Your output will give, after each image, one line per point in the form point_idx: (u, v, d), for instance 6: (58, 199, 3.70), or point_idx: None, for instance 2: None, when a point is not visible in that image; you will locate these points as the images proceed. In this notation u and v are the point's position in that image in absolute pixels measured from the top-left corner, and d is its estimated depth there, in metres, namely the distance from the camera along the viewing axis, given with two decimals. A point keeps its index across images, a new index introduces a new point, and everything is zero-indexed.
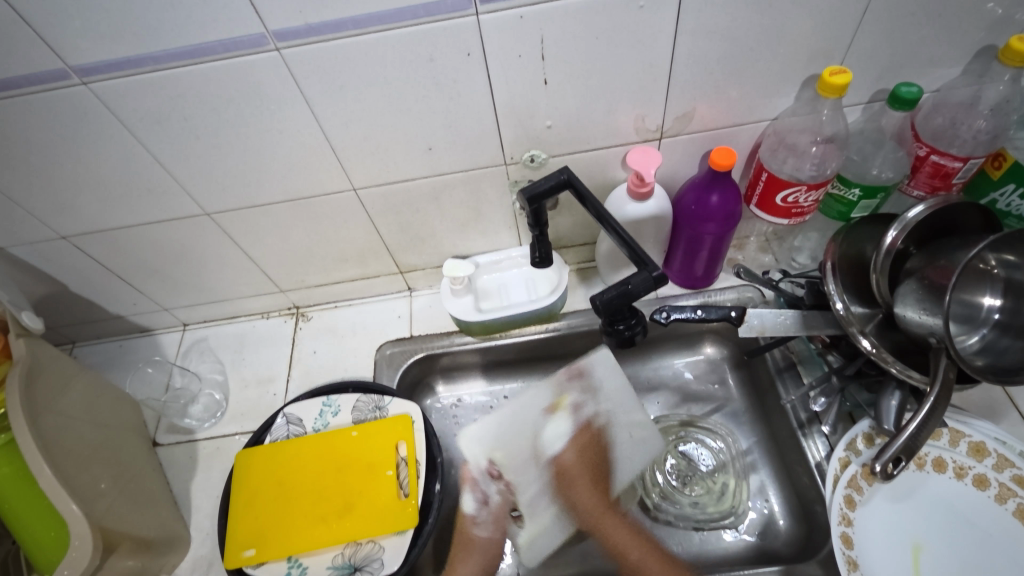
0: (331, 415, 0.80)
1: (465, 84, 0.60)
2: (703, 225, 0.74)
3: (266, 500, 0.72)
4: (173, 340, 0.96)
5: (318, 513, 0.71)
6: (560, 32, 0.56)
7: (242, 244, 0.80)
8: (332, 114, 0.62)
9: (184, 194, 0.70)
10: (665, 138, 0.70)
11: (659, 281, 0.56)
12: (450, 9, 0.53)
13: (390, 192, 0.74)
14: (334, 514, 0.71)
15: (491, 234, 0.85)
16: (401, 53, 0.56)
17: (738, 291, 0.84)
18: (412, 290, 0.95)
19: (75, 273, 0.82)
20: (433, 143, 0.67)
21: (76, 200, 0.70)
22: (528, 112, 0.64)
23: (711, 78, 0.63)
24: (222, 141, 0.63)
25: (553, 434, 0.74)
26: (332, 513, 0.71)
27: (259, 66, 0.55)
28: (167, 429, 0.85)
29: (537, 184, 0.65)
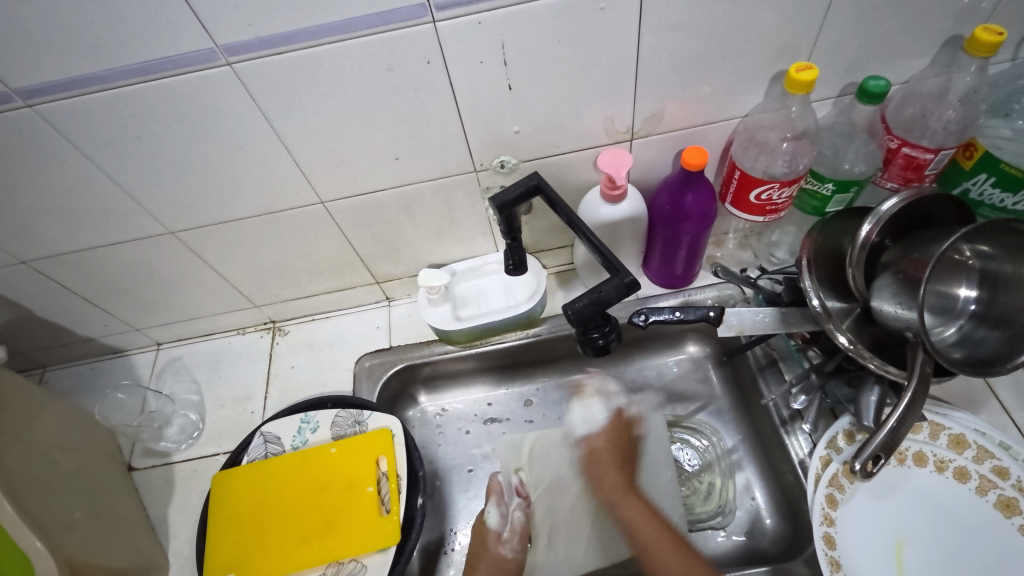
0: (310, 432, 0.78)
1: (428, 91, 0.58)
2: (680, 225, 0.74)
3: (245, 524, 0.71)
4: (147, 360, 0.93)
5: (299, 534, 0.70)
6: (522, 37, 0.55)
7: (211, 261, 0.78)
8: (292, 128, 0.60)
9: (146, 214, 0.68)
10: (636, 139, 0.69)
11: (631, 287, 0.55)
12: (406, 17, 0.51)
13: (360, 203, 0.72)
14: (315, 534, 0.69)
15: (467, 241, 0.84)
16: (358, 63, 0.54)
17: (718, 288, 0.84)
18: (390, 299, 0.93)
19: (39, 297, 0.80)
20: (399, 153, 0.66)
21: (33, 224, 0.67)
22: (495, 118, 0.63)
23: (678, 77, 0.62)
24: (180, 159, 0.61)
25: (580, 417, 0.82)
26: (314, 533, 0.70)
27: (211, 82, 0.54)
28: (143, 453, 0.83)
29: (507, 190, 0.64)
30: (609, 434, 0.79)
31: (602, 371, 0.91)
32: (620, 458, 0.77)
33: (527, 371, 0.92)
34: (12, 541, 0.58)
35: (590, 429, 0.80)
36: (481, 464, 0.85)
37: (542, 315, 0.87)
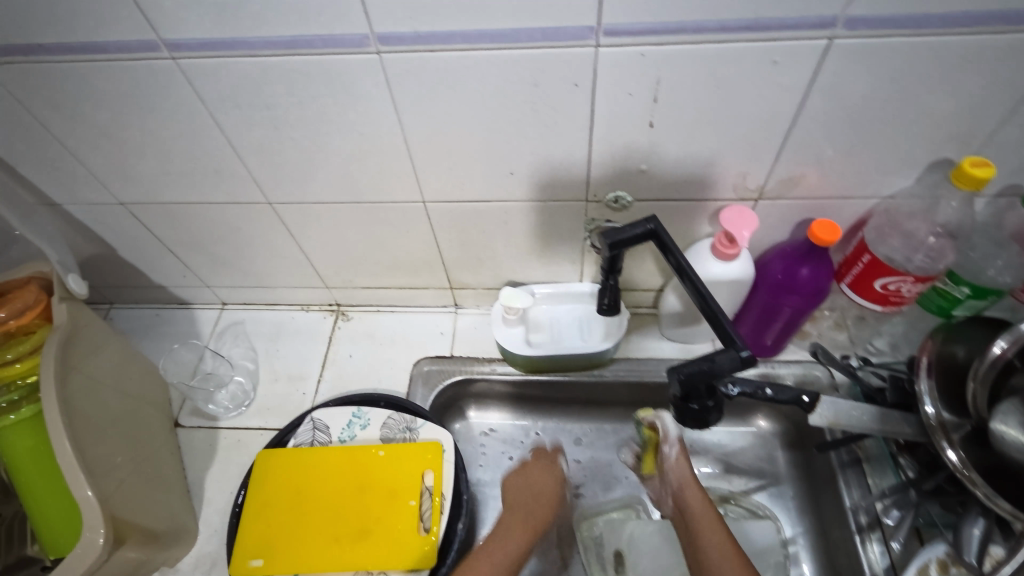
0: (359, 428, 0.76)
1: (566, 115, 0.56)
2: (786, 296, 0.69)
3: (282, 509, 0.69)
4: (209, 318, 0.93)
5: (332, 533, 0.67)
6: (681, 78, 0.51)
7: (297, 237, 0.77)
8: (418, 126, 0.58)
9: (251, 180, 0.67)
10: (762, 199, 0.65)
11: (746, 363, 0.50)
12: (570, 37, 0.48)
13: (459, 210, 0.70)
14: (349, 538, 0.67)
15: (553, 266, 0.80)
16: (504, 74, 0.52)
17: (805, 367, 0.79)
18: (458, 306, 0.91)
19: (126, 239, 0.80)
20: (515, 169, 0.63)
21: (142, 170, 0.67)
22: (625, 153, 0.60)
23: (830, 145, 0.58)
24: (300, 135, 0.60)
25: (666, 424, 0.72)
26: (349, 535, 0.67)
27: (355, 67, 0.52)
28: (191, 412, 0.83)
29: (621, 229, 0.60)
30: (681, 470, 0.70)
31: None
32: (701, 497, 0.67)
33: (583, 409, 0.88)
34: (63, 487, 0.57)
35: (671, 455, 0.70)
36: None
37: (612, 356, 0.83)
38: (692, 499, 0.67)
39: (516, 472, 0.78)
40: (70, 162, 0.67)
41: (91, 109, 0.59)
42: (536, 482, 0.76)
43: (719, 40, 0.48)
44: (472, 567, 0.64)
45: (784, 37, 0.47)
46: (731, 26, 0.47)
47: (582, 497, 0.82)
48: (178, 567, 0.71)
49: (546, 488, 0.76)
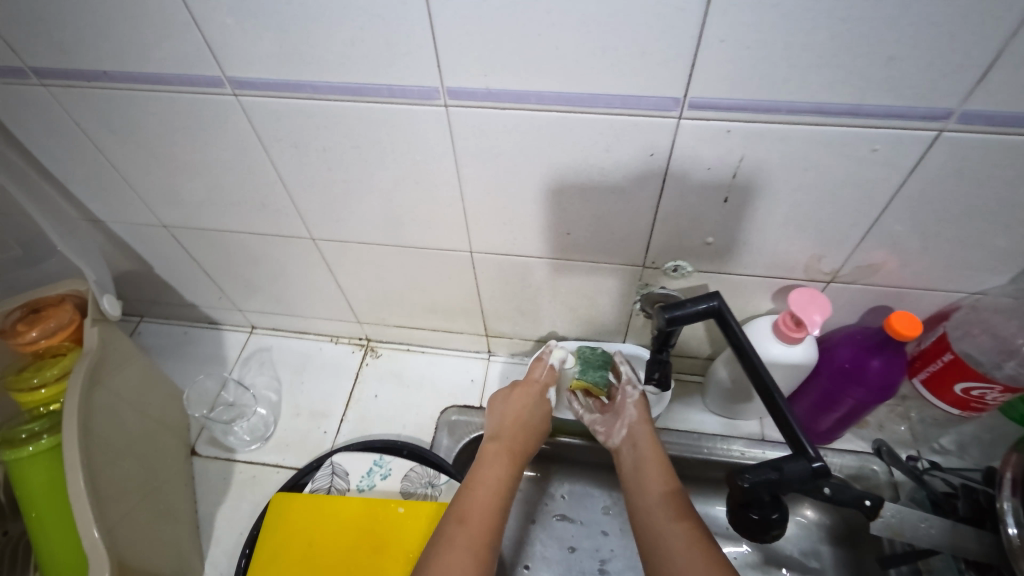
0: (379, 478, 0.74)
1: (635, 182, 0.53)
2: (849, 387, 0.63)
3: (292, 562, 0.65)
4: (237, 341, 0.92)
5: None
6: (766, 156, 0.48)
7: (336, 273, 0.75)
8: (476, 177, 0.56)
9: (296, 215, 0.65)
10: (834, 282, 0.60)
11: (817, 476, 0.45)
12: (653, 106, 0.45)
13: (507, 262, 0.67)
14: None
15: (596, 324, 0.77)
16: (576, 137, 0.49)
17: (860, 458, 0.72)
18: (491, 353, 0.87)
19: (165, 258, 0.79)
20: (571, 229, 0.60)
21: (189, 197, 0.66)
22: (693, 224, 0.56)
23: (919, 236, 0.53)
24: (353, 178, 0.58)
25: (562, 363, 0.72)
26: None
27: (419, 117, 0.50)
28: (208, 441, 0.80)
29: (682, 304, 0.56)
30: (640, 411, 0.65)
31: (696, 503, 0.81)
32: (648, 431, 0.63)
33: (613, 476, 0.82)
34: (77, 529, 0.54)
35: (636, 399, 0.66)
36: (539, 565, 0.77)
37: None
38: (648, 452, 0.61)
39: (501, 395, 0.69)
40: (118, 183, 0.66)
41: (145, 135, 0.58)
42: (519, 414, 0.67)
43: (815, 122, 0.44)
44: (469, 500, 0.55)
45: (887, 125, 0.43)
46: (831, 109, 0.43)
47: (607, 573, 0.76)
48: None
49: (528, 418, 0.66)
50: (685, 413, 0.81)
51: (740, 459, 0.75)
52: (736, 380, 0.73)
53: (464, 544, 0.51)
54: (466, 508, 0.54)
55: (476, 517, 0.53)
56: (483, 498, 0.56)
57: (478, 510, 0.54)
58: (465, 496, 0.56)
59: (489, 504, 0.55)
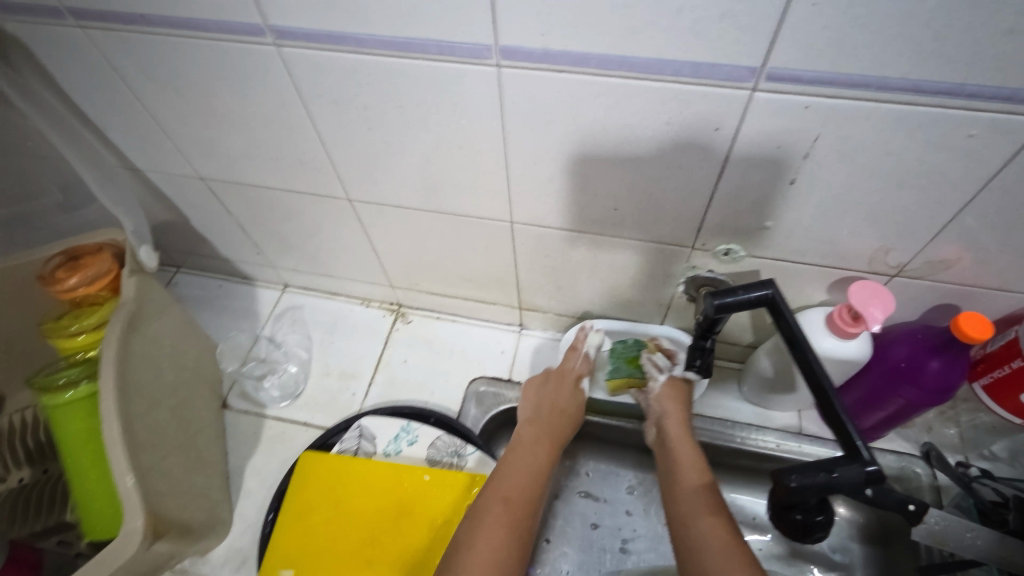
0: (406, 443, 0.73)
1: (695, 157, 0.49)
2: (900, 388, 0.60)
3: (316, 519, 0.67)
4: (270, 298, 0.92)
5: (364, 554, 0.64)
6: (845, 136, 0.43)
7: (371, 235, 0.74)
8: (523, 144, 0.52)
9: (334, 174, 0.64)
10: (899, 277, 0.56)
11: (871, 482, 0.43)
12: (724, 76, 0.41)
13: (549, 236, 0.65)
14: (381, 564, 0.64)
15: (634, 303, 0.74)
16: (636, 107, 0.45)
17: (901, 458, 0.69)
18: (523, 326, 0.86)
19: (202, 212, 0.79)
20: (619, 204, 0.57)
21: (226, 150, 0.65)
22: (752, 206, 0.53)
23: (1004, 233, 0.49)
24: (394, 139, 0.56)
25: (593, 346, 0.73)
26: (381, 560, 0.64)
27: (468, 78, 0.47)
28: (240, 394, 0.82)
29: (732, 291, 0.53)
30: (671, 402, 0.64)
31: None
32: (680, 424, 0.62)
33: (640, 458, 0.81)
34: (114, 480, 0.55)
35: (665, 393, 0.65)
36: (560, 539, 0.77)
37: None
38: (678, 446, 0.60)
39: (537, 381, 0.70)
40: (157, 133, 0.65)
41: (184, 85, 0.56)
42: (556, 402, 0.67)
43: (907, 101, 0.39)
44: (507, 482, 0.56)
45: (992, 108, 0.39)
46: (928, 87, 0.38)
47: (628, 552, 0.76)
48: (208, 557, 0.69)
49: (565, 404, 0.66)
50: (719, 400, 0.78)
51: (774, 451, 0.72)
52: (778, 371, 0.70)
53: (500, 525, 0.51)
54: (503, 491, 0.55)
55: (515, 500, 0.54)
56: (523, 481, 0.56)
57: (518, 491, 0.55)
58: (502, 478, 0.56)
59: (527, 487, 0.56)
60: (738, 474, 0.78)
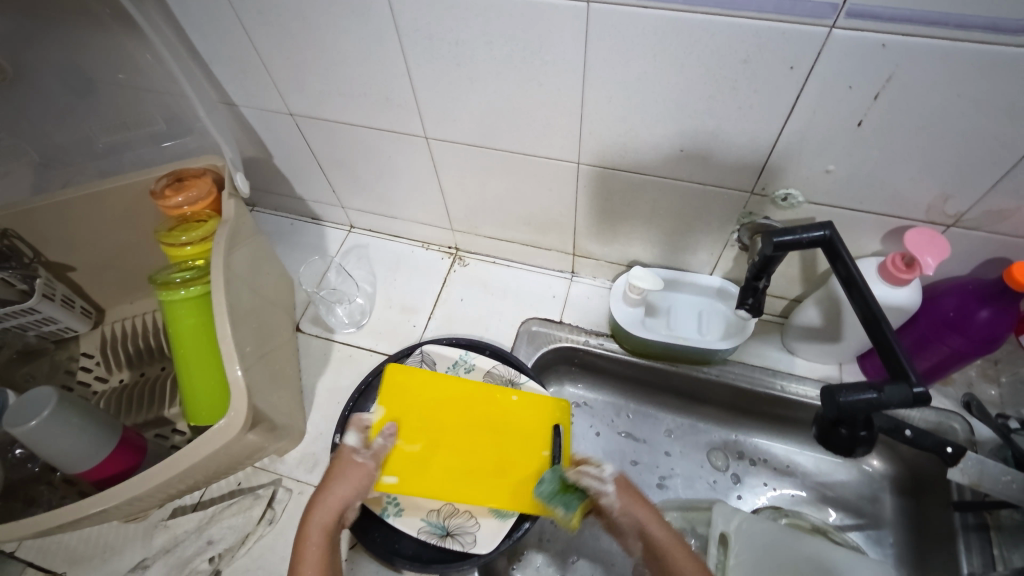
0: (463, 371, 0.78)
1: (766, 98, 0.52)
2: (948, 335, 0.62)
3: (415, 429, 0.64)
4: (337, 238, 0.98)
5: (464, 462, 0.64)
6: (916, 76, 0.46)
7: (441, 174, 0.79)
8: (601, 83, 0.56)
9: (416, 112, 0.69)
10: (955, 227, 0.58)
11: (917, 401, 0.46)
12: (806, 13, 0.44)
13: (612, 178, 0.68)
14: (480, 470, 0.64)
15: (686, 252, 0.77)
16: (715, 46, 0.49)
17: (942, 414, 0.71)
18: (575, 274, 0.90)
19: (284, 148, 0.85)
20: (686, 146, 0.60)
21: (317, 86, 0.70)
22: (817, 149, 0.55)
23: None
24: (479, 76, 0.60)
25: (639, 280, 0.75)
26: (481, 469, 0.64)
27: (558, 14, 0.50)
28: (311, 320, 0.89)
29: (791, 231, 0.56)
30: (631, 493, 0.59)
31: (759, 437, 0.84)
32: (652, 514, 0.58)
33: (681, 403, 0.85)
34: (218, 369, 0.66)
35: (622, 493, 0.59)
36: None
37: (726, 358, 0.80)
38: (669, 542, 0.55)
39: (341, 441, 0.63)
40: (256, 66, 0.70)
41: (289, 19, 0.61)
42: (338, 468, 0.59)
43: (983, 39, 0.42)
44: None
45: None
46: (1005, 26, 0.40)
47: (665, 488, 0.81)
48: (284, 458, 0.76)
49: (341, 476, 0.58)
50: (762, 352, 0.81)
51: (813, 400, 0.76)
52: (823, 321, 0.72)
53: None
54: None
55: None
56: None
57: None
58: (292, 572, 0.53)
59: None
60: (775, 423, 0.82)
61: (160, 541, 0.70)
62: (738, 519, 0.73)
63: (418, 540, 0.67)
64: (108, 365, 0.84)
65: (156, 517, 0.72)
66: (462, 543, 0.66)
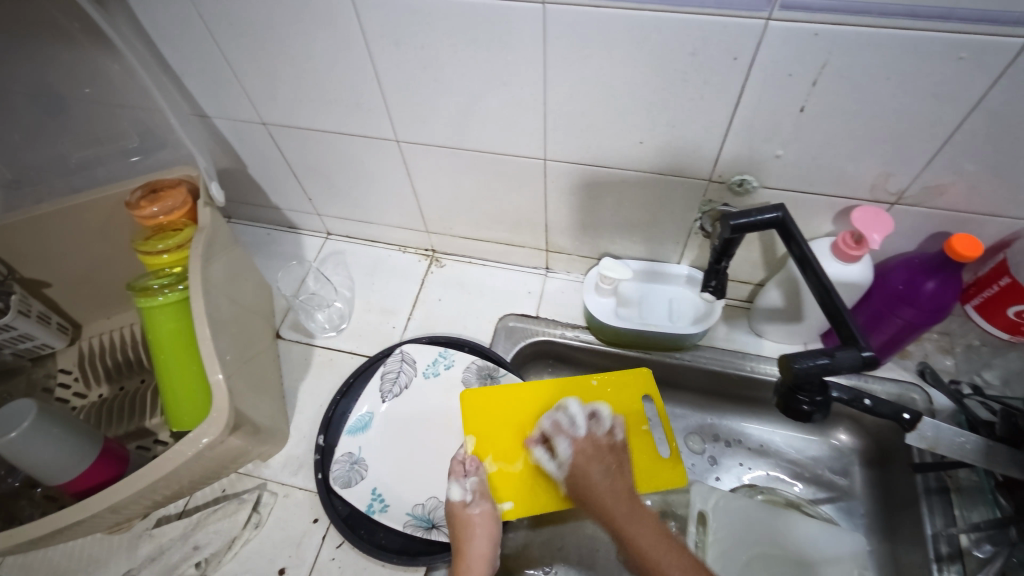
0: (443, 367, 0.80)
1: (715, 89, 0.55)
2: (900, 308, 0.65)
3: (510, 448, 0.71)
4: (314, 245, 1.00)
5: None
6: (849, 62, 0.49)
7: (413, 177, 0.81)
8: (561, 80, 0.59)
9: (386, 116, 0.71)
10: (898, 204, 0.62)
11: (867, 364, 0.50)
12: (744, 7, 0.47)
13: (577, 172, 0.71)
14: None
15: (654, 243, 0.80)
16: (663, 41, 0.52)
17: (902, 387, 0.74)
18: (549, 270, 0.93)
19: (259, 158, 0.86)
20: (645, 138, 0.63)
21: (288, 93, 0.72)
22: (766, 135, 0.59)
23: (992, 157, 0.55)
24: (445, 78, 0.63)
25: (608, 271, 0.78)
26: None
27: (517, 15, 0.53)
28: (291, 326, 0.89)
29: (746, 213, 0.59)
30: (591, 454, 0.64)
31: (733, 419, 0.86)
32: (607, 471, 0.63)
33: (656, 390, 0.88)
34: (198, 374, 0.67)
35: (574, 456, 0.65)
36: None
37: (697, 343, 0.83)
38: (613, 496, 0.61)
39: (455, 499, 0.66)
40: (228, 77, 0.72)
41: (259, 29, 0.63)
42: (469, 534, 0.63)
43: (905, 25, 0.45)
44: None
45: (977, 30, 0.44)
46: (921, 12, 0.44)
47: None
48: (269, 462, 0.77)
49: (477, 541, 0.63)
50: (732, 335, 0.84)
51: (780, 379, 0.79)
52: (785, 302, 0.76)
53: None
54: None
55: None
56: None
57: None
58: None
59: None
60: (747, 404, 0.85)
61: (146, 551, 0.70)
62: (716, 497, 0.76)
63: (405, 534, 0.68)
64: (86, 380, 0.85)
65: (141, 527, 0.72)
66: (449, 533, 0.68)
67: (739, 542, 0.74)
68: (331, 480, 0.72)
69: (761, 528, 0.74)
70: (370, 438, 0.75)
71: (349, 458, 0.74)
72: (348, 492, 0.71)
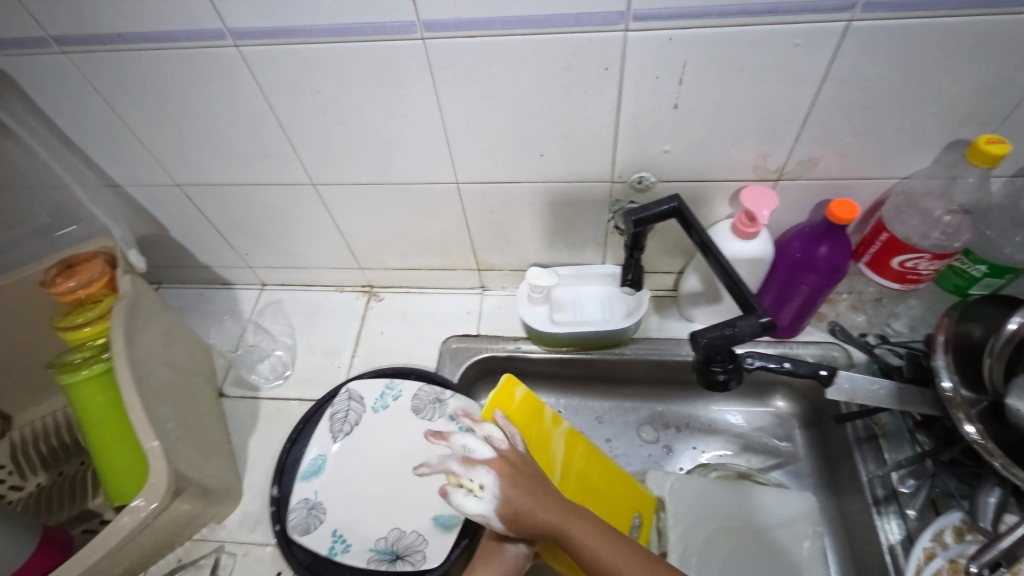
0: (392, 399, 0.81)
1: (595, 98, 0.59)
2: (802, 275, 0.70)
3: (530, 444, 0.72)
4: (250, 297, 1.00)
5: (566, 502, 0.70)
6: (704, 61, 0.54)
7: (336, 217, 0.82)
8: (456, 107, 0.62)
9: (297, 161, 0.72)
10: (782, 180, 0.68)
11: (765, 329, 0.55)
12: (601, 22, 0.52)
13: (490, 191, 0.74)
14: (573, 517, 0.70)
15: (577, 248, 0.84)
16: (540, 59, 0.56)
17: (823, 347, 0.80)
18: (485, 289, 0.95)
19: (179, 219, 0.86)
20: (544, 150, 0.67)
21: (198, 152, 0.72)
22: (650, 133, 0.63)
23: (848, 126, 0.61)
24: (346, 119, 0.65)
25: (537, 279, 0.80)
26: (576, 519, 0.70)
27: (400, 52, 0.56)
28: (234, 382, 0.88)
29: (646, 207, 0.62)
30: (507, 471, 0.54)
31: (680, 404, 0.90)
32: (532, 484, 0.55)
33: (604, 388, 0.90)
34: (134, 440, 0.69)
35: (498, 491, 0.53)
36: None
37: (633, 336, 0.86)
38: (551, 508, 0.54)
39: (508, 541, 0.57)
40: (133, 145, 0.72)
41: (156, 94, 0.64)
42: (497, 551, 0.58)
43: (742, 23, 0.51)
44: None
45: (804, 20, 0.50)
46: (751, 8, 0.50)
47: None
48: (224, 523, 0.75)
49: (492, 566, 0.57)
50: (665, 324, 0.88)
51: None
52: (704, 285, 0.80)
53: None
54: None
55: None
56: None
57: None
58: None
59: None
60: (690, 387, 0.88)
61: None
62: (670, 480, 0.78)
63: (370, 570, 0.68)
64: (21, 472, 0.82)
65: None
66: (413, 563, 0.68)
67: (699, 520, 0.75)
68: (289, 530, 0.71)
69: (717, 506, 0.76)
70: (325, 480, 0.75)
71: (306, 504, 0.73)
72: (308, 538, 0.70)
